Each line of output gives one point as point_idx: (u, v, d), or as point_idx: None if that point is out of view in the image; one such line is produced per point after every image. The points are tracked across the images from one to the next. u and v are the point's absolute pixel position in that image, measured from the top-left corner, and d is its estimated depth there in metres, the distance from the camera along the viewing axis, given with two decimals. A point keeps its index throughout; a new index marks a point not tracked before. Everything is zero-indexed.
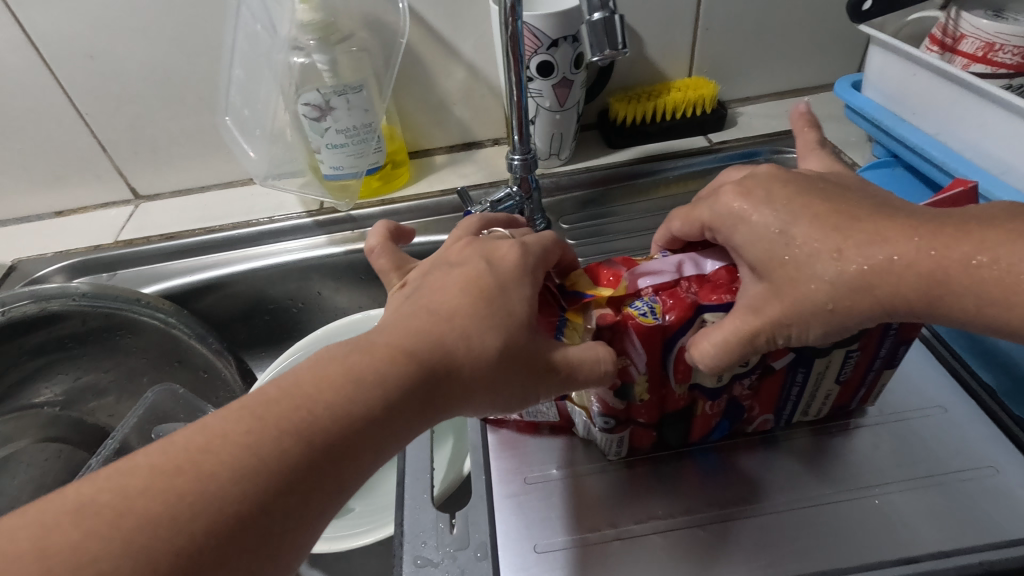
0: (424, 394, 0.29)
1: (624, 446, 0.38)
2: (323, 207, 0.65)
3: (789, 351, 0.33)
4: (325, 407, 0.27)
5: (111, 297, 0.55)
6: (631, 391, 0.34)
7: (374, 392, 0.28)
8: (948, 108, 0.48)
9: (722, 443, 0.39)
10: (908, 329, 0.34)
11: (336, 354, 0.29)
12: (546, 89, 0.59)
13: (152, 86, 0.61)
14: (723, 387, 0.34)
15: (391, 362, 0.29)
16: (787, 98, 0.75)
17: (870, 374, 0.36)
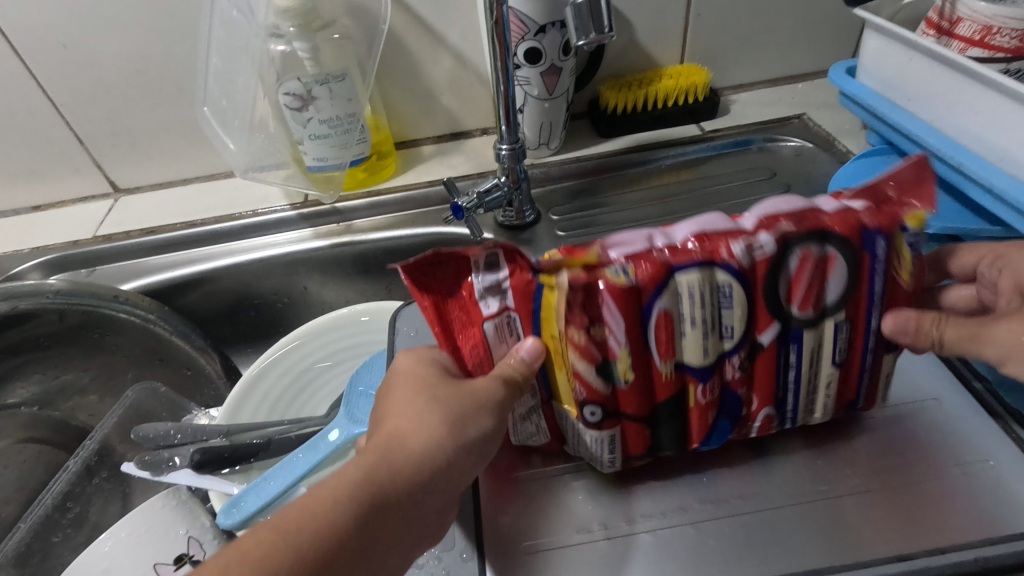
0: (484, 437, 0.33)
1: (615, 451, 0.35)
2: (307, 199, 0.63)
3: (777, 323, 0.32)
4: (401, 461, 0.31)
5: (86, 294, 0.53)
6: (614, 368, 0.33)
7: (437, 443, 0.32)
8: (944, 94, 0.47)
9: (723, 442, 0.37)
10: (895, 298, 0.32)
11: (390, 423, 0.33)
12: (534, 76, 0.58)
13: (129, 77, 0.59)
14: (711, 366, 0.33)
15: (439, 414, 0.32)
16: (780, 85, 0.73)
17: (868, 358, 0.34)
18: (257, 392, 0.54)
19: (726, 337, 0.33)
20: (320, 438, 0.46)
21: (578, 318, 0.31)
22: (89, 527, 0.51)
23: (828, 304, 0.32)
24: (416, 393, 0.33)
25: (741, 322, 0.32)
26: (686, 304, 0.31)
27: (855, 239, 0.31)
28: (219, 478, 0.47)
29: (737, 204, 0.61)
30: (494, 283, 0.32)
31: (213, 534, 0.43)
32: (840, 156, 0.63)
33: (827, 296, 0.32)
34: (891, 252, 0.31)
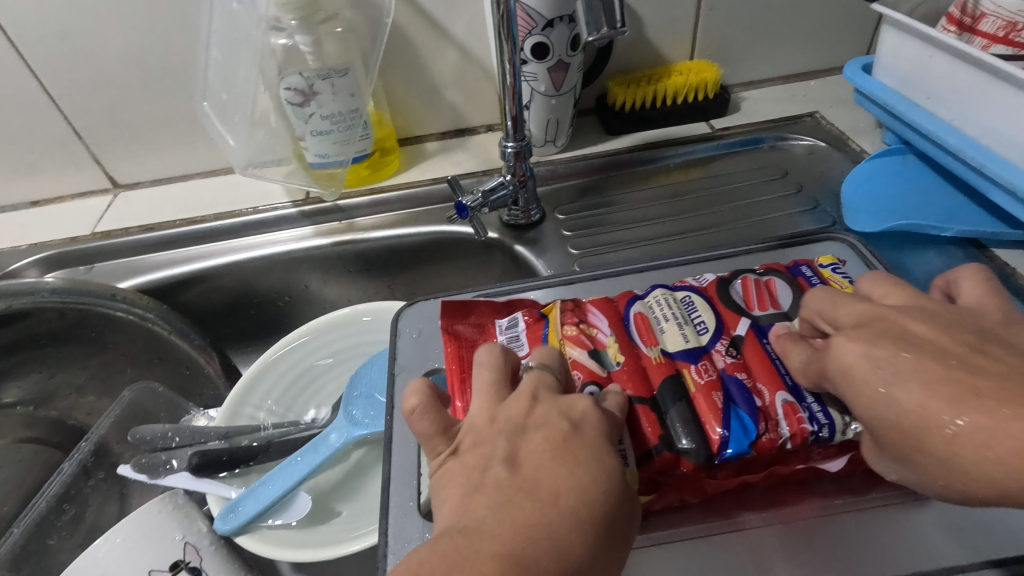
0: (618, 518, 0.27)
1: (626, 440, 0.32)
2: (309, 196, 0.62)
3: (744, 317, 0.37)
4: (544, 524, 0.25)
5: (83, 292, 0.52)
6: (605, 355, 0.36)
7: (581, 515, 0.26)
8: (965, 92, 0.45)
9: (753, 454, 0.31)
10: None
11: (541, 471, 0.27)
12: (541, 72, 0.57)
13: (128, 70, 0.58)
14: (698, 351, 0.35)
15: (582, 500, 0.26)
16: (792, 82, 0.72)
17: None
18: (257, 393, 0.53)
19: (703, 331, 0.36)
20: (320, 440, 0.46)
21: (571, 317, 0.38)
22: (86, 529, 0.50)
23: (788, 308, 0.37)
24: (569, 457, 0.28)
25: (712, 318, 0.37)
26: (656, 307, 0.38)
27: (781, 269, 0.40)
28: (217, 481, 0.47)
29: (748, 204, 0.59)
30: (513, 333, 0.40)
31: (210, 539, 0.43)
32: (854, 156, 0.62)
33: (783, 303, 0.37)
34: (818, 268, 0.40)
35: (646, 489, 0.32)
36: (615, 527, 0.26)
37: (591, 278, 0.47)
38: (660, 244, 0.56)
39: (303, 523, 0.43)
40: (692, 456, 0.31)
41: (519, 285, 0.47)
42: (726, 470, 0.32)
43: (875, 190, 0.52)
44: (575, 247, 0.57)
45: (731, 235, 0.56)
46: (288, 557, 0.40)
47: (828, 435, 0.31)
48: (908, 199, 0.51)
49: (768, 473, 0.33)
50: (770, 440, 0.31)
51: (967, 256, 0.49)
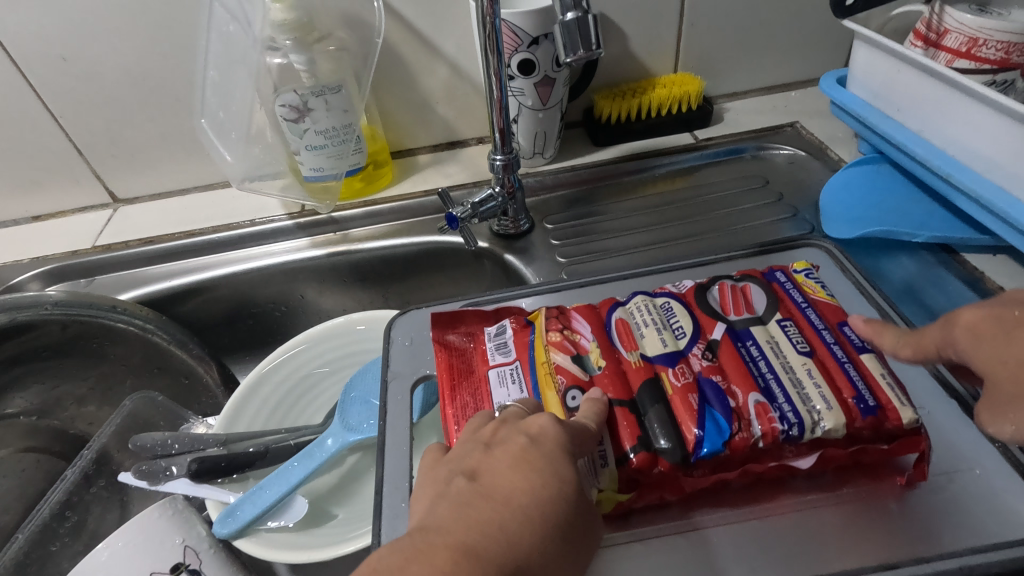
0: (571, 521, 0.29)
1: (606, 442, 0.34)
2: (304, 209, 0.64)
3: (720, 322, 0.38)
4: (497, 524, 0.27)
5: (86, 304, 0.54)
6: (587, 360, 0.38)
7: (532, 517, 0.28)
8: (931, 105, 0.47)
9: (727, 453, 0.33)
10: (824, 310, 0.39)
11: (498, 478, 0.30)
12: (528, 87, 0.59)
13: (129, 89, 0.60)
14: (676, 354, 0.37)
15: (533, 500, 0.29)
16: (774, 93, 0.74)
17: (836, 348, 0.36)
18: (254, 401, 0.54)
19: (681, 336, 0.38)
20: (315, 446, 0.47)
21: (556, 324, 0.40)
22: (88, 536, 0.52)
23: (762, 312, 0.39)
24: (527, 467, 0.30)
25: (690, 324, 0.39)
26: (636, 313, 0.40)
27: (756, 274, 0.42)
28: (215, 487, 0.48)
29: (731, 213, 0.61)
30: (501, 340, 0.42)
31: (209, 543, 0.44)
32: (832, 164, 0.64)
33: (759, 309, 0.39)
34: (791, 274, 0.42)
35: (626, 488, 0.34)
36: (568, 529, 0.29)
37: (577, 285, 0.49)
38: (644, 251, 0.58)
39: (299, 526, 0.45)
40: (668, 455, 0.33)
41: (508, 293, 0.49)
42: (702, 468, 0.34)
43: (850, 199, 0.54)
44: (563, 256, 0.59)
45: (714, 243, 0.58)
46: (286, 559, 0.42)
47: (798, 434, 0.33)
48: (882, 207, 0.53)
49: (743, 471, 0.34)
50: (742, 439, 0.33)
51: (940, 261, 0.51)
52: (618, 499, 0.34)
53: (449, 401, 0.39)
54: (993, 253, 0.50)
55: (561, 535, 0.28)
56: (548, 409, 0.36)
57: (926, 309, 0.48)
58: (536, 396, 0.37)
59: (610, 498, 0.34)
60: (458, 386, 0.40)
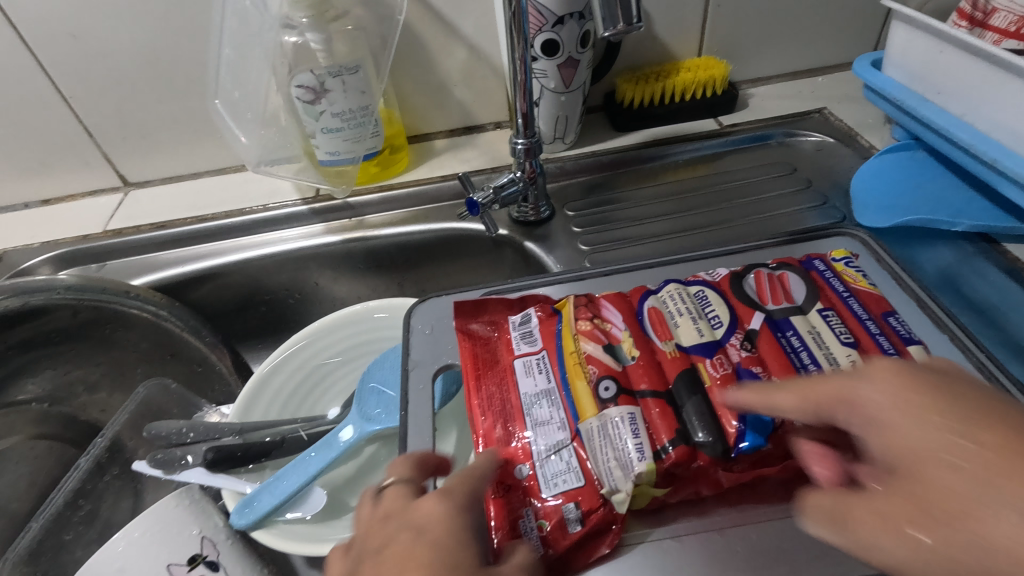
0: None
1: (641, 435, 0.32)
2: (319, 194, 0.62)
3: (757, 311, 0.37)
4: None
5: (97, 290, 0.53)
6: (619, 349, 0.37)
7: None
8: (976, 87, 0.45)
9: (770, 447, 0.31)
10: (867, 300, 0.37)
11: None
12: (551, 69, 0.57)
13: (140, 69, 0.58)
14: (713, 346, 0.35)
15: None
16: (800, 78, 0.72)
17: (881, 338, 0.35)
18: (269, 389, 0.53)
19: (717, 326, 0.37)
20: (333, 436, 0.46)
21: (585, 313, 0.39)
22: (101, 524, 0.51)
23: (802, 302, 0.37)
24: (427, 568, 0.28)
25: (727, 314, 0.37)
26: (670, 302, 0.38)
27: (793, 263, 0.40)
28: (231, 476, 0.47)
29: (757, 201, 0.59)
30: (527, 329, 0.40)
31: (227, 534, 0.43)
32: (862, 152, 0.62)
33: (798, 298, 0.37)
34: (829, 262, 0.40)
35: (663, 482, 0.32)
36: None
37: (602, 273, 0.47)
38: (668, 240, 0.56)
39: (317, 518, 0.44)
40: (708, 450, 0.31)
41: (531, 281, 0.48)
42: (743, 463, 0.32)
43: (884, 187, 0.53)
44: (585, 244, 0.57)
45: (740, 232, 0.56)
46: (306, 552, 0.41)
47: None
48: (918, 194, 0.51)
49: (784, 466, 0.33)
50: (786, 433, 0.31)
51: (977, 250, 0.49)
52: (652, 494, 0.33)
53: (474, 391, 0.38)
54: None
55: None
56: (578, 400, 0.35)
57: (965, 299, 0.47)
58: (566, 387, 0.36)
59: (645, 493, 0.32)
60: (484, 376, 0.39)
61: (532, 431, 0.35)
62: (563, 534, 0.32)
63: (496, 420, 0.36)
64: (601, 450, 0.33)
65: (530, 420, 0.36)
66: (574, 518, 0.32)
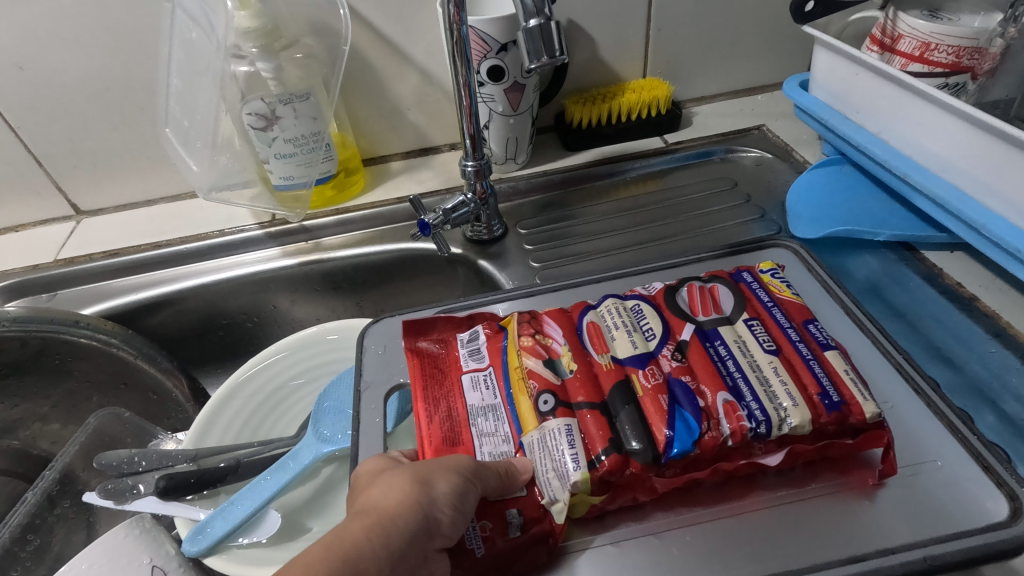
0: (467, 467, 0.33)
1: (577, 446, 0.34)
2: (275, 218, 0.63)
3: (688, 322, 0.39)
4: (387, 519, 0.31)
5: (46, 320, 0.52)
6: (559, 363, 0.38)
7: (413, 497, 0.32)
8: (888, 107, 0.48)
9: (698, 452, 0.33)
10: (790, 309, 0.40)
11: (367, 496, 0.33)
12: (498, 93, 0.59)
13: (90, 99, 0.59)
14: (646, 357, 0.37)
15: (400, 477, 0.33)
16: (741, 97, 0.76)
17: (802, 346, 0.37)
18: (225, 414, 0.53)
19: (650, 338, 0.38)
20: (288, 459, 0.46)
21: (527, 329, 0.40)
22: (52, 558, 0.50)
23: (730, 313, 0.39)
24: (389, 469, 0.35)
25: (660, 326, 0.39)
26: (607, 317, 0.40)
27: (723, 275, 0.42)
28: (184, 503, 0.47)
29: (701, 215, 0.62)
30: (474, 346, 0.42)
31: (178, 562, 0.43)
32: (798, 166, 0.65)
33: (726, 310, 0.40)
34: (757, 274, 0.42)
35: (599, 490, 0.34)
36: (465, 471, 0.33)
37: (550, 289, 0.49)
38: (617, 255, 0.58)
39: (273, 540, 0.44)
40: (639, 457, 0.33)
41: (481, 299, 0.49)
42: (674, 468, 0.34)
43: (815, 199, 0.56)
44: (537, 260, 0.59)
45: (686, 245, 0.58)
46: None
47: (766, 431, 0.33)
48: (845, 207, 0.54)
49: (714, 470, 0.34)
50: (712, 438, 0.33)
51: (900, 258, 0.52)
52: (591, 501, 0.34)
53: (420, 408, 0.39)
54: (950, 249, 0.52)
55: (459, 476, 0.33)
56: (521, 414, 0.37)
57: (890, 305, 0.50)
58: (510, 401, 0.38)
59: (583, 501, 0.34)
60: (431, 397, 0.39)
61: (477, 443, 0.37)
62: (503, 536, 0.33)
63: (442, 446, 0.37)
64: (541, 462, 0.34)
65: (475, 430, 0.37)
66: (515, 524, 0.34)
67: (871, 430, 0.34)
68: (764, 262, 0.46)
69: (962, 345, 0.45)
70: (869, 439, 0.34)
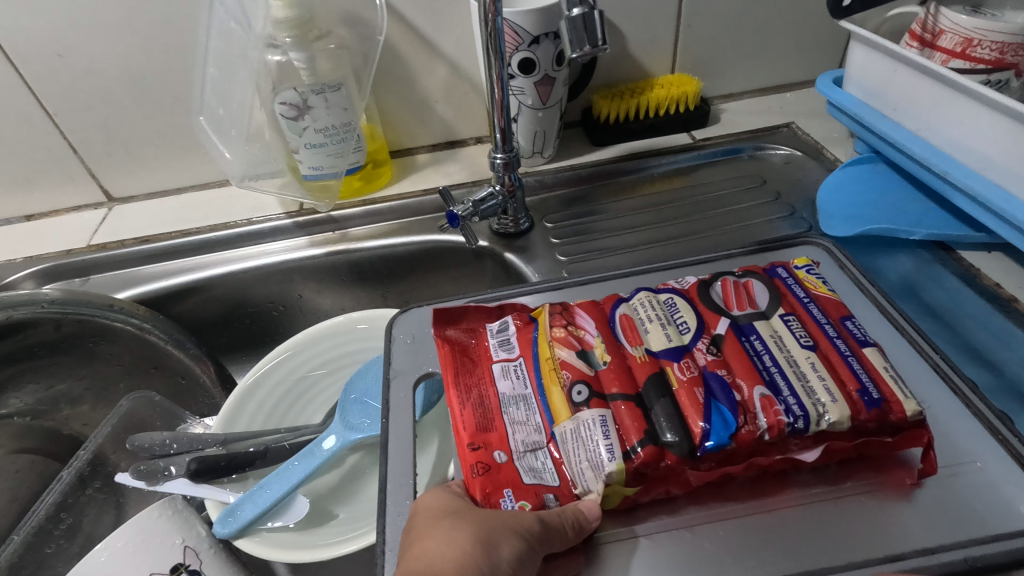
0: (531, 531, 0.32)
1: (612, 436, 0.34)
2: (303, 208, 0.63)
3: (723, 317, 0.39)
4: None
5: (81, 303, 0.53)
6: (592, 355, 0.38)
7: (476, 564, 0.30)
8: (928, 104, 0.48)
9: (735, 446, 0.33)
10: (826, 306, 0.39)
11: (424, 553, 0.31)
12: (528, 86, 0.59)
13: (125, 87, 0.60)
14: (681, 350, 0.37)
15: (462, 534, 0.32)
16: (769, 94, 0.75)
17: (840, 342, 0.36)
18: (253, 401, 0.53)
19: (684, 332, 0.38)
20: (315, 445, 0.47)
21: (559, 320, 0.40)
22: (83, 538, 0.51)
23: (765, 309, 0.39)
24: (445, 519, 0.33)
25: (694, 319, 0.39)
26: (640, 310, 0.40)
27: (758, 271, 0.42)
28: (213, 487, 0.48)
29: (729, 212, 0.62)
30: (504, 336, 0.42)
31: (210, 543, 0.44)
32: (828, 164, 0.65)
33: (762, 305, 0.39)
34: (792, 270, 0.42)
35: (633, 482, 0.33)
36: (530, 533, 0.32)
37: (579, 283, 0.49)
38: (643, 250, 0.58)
39: (300, 525, 0.44)
40: (675, 449, 0.33)
41: (509, 291, 0.49)
42: (709, 462, 0.33)
43: (846, 197, 0.55)
44: (563, 254, 0.59)
45: (714, 241, 0.58)
46: (290, 560, 0.41)
47: (803, 426, 0.33)
48: (878, 205, 0.53)
49: (749, 464, 0.34)
50: (749, 432, 0.33)
51: (935, 258, 0.52)
52: (624, 493, 0.34)
53: (451, 394, 0.39)
54: (987, 250, 0.51)
55: (522, 541, 0.31)
56: (553, 404, 0.36)
57: (925, 304, 0.49)
58: (541, 392, 0.38)
59: (617, 492, 0.34)
60: (463, 384, 0.39)
61: (510, 430, 0.37)
62: None
63: (475, 432, 0.37)
64: (574, 452, 0.34)
65: (506, 419, 0.37)
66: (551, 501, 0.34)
67: (911, 427, 0.34)
68: (798, 258, 0.45)
69: (1000, 347, 0.45)
70: (908, 438, 0.34)
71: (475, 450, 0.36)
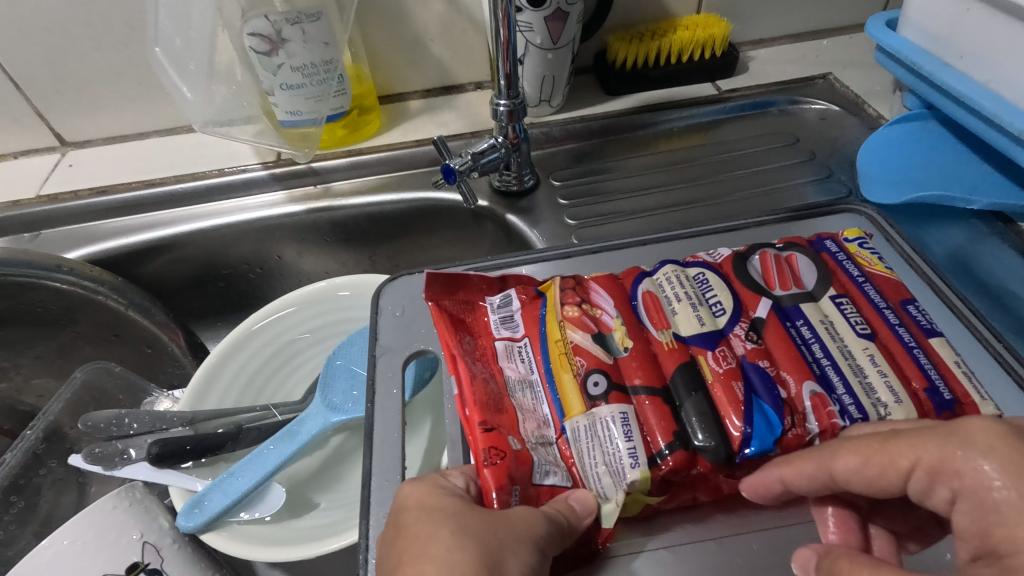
0: (542, 545, 0.26)
1: (635, 439, 0.29)
2: (280, 158, 0.57)
3: (764, 298, 0.33)
4: None
5: (24, 263, 0.47)
6: (610, 339, 0.32)
7: None
8: (1005, 50, 0.41)
9: (781, 453, 0.28)
10: (883, 287, 0.34)
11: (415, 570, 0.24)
12: (537, 21, 0.51)
13: (70, 13, 0.51)
14: (716, 335, 0.32)
15: (465, 550, 0.25)
16: (803, 41, 0.67)
17: (902, 330, 0.31)
18: (225, 375, 0.48)
19: (718, 314, 0.33)
20: (295, 427, 0.42)
21: (572, 297, 0.34)
22: (39, 521, 0.47)
23: (813, 288, 0.34)
24: (445, 529, 0.26)
25: (730, 300, 0.33)
26: (665, 288, 0.34)
27: (802, 243, 0.36)
28: (180, 472, 0.43)
29: (755, 172, 0.55)
30: (506, 313, 0.36)
31: (173, 537, 0.39)
32: (868, 122, 0.58)
33: (809, 284, 0.34)
34: (842, 243, 0.36)
35: (657, 491, 0.29)
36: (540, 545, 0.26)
37: (591, 251, 0.43)
38: (662, 214, 0.52)
39: (276, 518, 0.40)
40: (709, 455, 0.28)
41: (512, 259, 0.43)
42: (746, 470, 0.29)
43: (893, 160, 0.49)
44: (572, 217, 0.53)
45: (740, 206, 0.52)
46: (267, 557, 0.36)
47: None
48: (929, 170, 0.47)
49: None
50: (795, 436, 0.28)
51: (992, 231, 0.46)
52: (646, 502, 0.29)
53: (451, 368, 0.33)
54: None
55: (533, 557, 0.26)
56: (564, 395, 0.31)
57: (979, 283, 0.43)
58: (550, 379, 0.32)
59: (637, 501, 0.29)
60: (465, 359, 0.33)
61: (517, 421, 0.31)
62: None
63: (486, 411, 0.31)
64: (588, 454, 0.29)
65: (514, 405, 0.32)
66: None
67: None
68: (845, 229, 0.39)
69: None
70: None
71: (488, 431, 0.30)
